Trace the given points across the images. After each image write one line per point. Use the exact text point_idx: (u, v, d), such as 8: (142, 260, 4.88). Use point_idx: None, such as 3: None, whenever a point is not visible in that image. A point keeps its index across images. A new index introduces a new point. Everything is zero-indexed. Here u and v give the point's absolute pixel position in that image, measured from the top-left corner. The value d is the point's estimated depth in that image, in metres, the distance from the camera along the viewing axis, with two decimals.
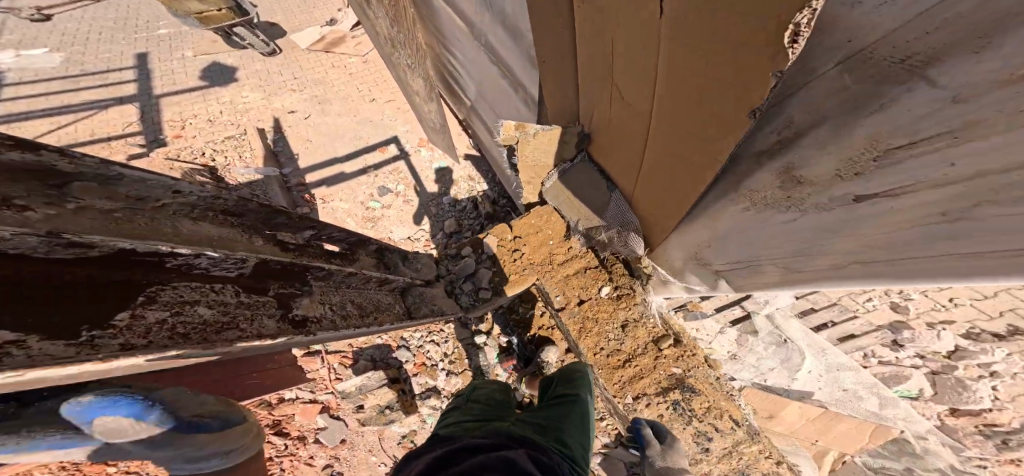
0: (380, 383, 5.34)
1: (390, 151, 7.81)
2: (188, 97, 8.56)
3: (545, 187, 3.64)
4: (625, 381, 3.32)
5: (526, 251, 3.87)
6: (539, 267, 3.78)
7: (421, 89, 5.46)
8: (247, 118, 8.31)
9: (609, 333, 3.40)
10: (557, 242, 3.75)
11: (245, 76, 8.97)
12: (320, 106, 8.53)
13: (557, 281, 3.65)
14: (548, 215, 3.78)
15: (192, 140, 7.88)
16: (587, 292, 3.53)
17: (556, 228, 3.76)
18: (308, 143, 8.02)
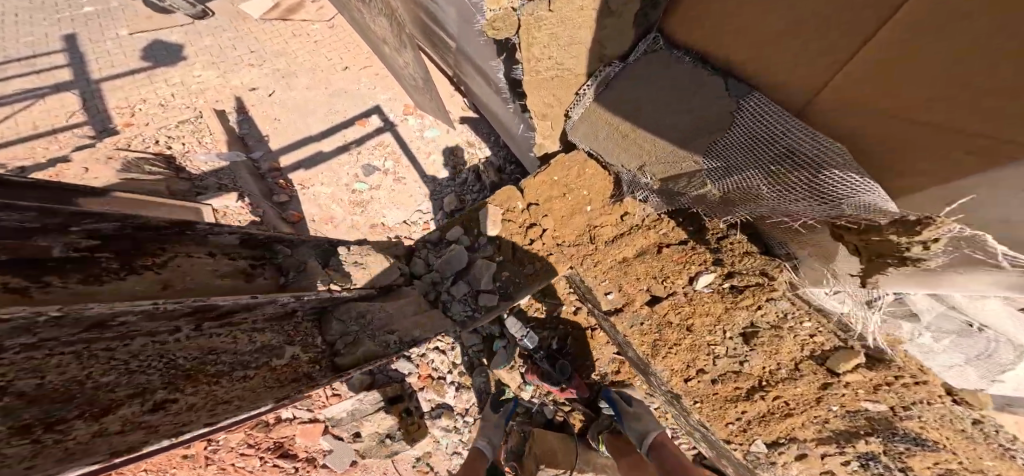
0: (376, 405, 3.56)
1: (370, 121, 5.18)
2: (134, 77, 5.38)
3: (573, 124, 2.85)
4: (745, 415, 2.45)
5: (566, 238, 3.01)
6: (587, 262, 2.88)
7: (388, 31, 3.80)
8: (206, 96, 5.28)
9: (719, 348, 2.51)
10: (599, 208, 2.94)
11: (193, 50, 5.61)
12: (282, 76, 5.46)
13: (625, 275, 2.76)
14: (583, 174, 3.00)
15: (154, 125, 4.99)
16: (666, 286, 2.66)
17: (600, 203, 2.96)
18: (274, 121, 5.21)
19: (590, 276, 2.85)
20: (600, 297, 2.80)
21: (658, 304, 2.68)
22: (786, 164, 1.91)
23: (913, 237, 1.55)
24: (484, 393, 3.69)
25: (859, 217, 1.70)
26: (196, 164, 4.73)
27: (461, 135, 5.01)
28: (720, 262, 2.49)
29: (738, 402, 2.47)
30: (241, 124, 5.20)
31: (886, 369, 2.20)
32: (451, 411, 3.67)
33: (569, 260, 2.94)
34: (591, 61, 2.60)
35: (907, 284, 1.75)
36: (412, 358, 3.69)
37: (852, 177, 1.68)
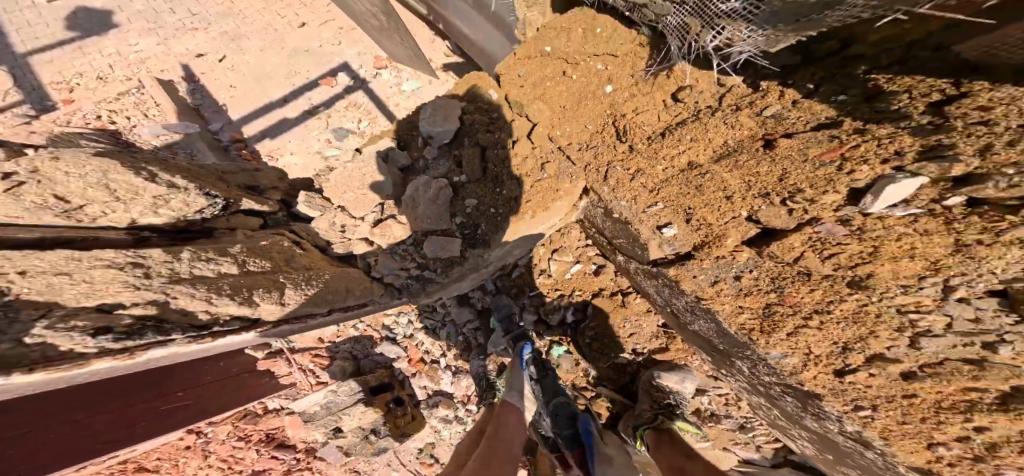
0: (356, 397, 2.30)
1: (338, 79, 2.82)
2: (66, 52, 2.90)
3: None
4: (984, 434, 0.99)
5: (583, 142, 1.61)
6: (619, 181, 1.50)
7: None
8: (150, 67, 2.88)
9: (930, 322, 0.96)
10: (635, 90, 1.40)
11: (123, 15, 3.01)
12: (228, 40, 2.94)
13: (698, 194, 1.27)
14: (591, 41, 1.52)
15: (97, 99, 2.78)
16: (768, 198, 1.11)
17: (627, 82, 1.43)
18: (228, 91, 2.86)
19: (626, 203, 1.48)
20: (663, 242, 1.44)
21: (797, 259, 1.13)
22: None
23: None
24: (483, 380, 2.34)
25: None
26: (145, 140, 2.58)
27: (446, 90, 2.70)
28: (950, 153, 0.78)
29: (972, 413, 0.98)
30: (193, 94, 2.85)
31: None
32: (450, 401, 2.35)
33: (582, 179, 1.66)
34: None
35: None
36: (396, 337, 2.36)
37: None
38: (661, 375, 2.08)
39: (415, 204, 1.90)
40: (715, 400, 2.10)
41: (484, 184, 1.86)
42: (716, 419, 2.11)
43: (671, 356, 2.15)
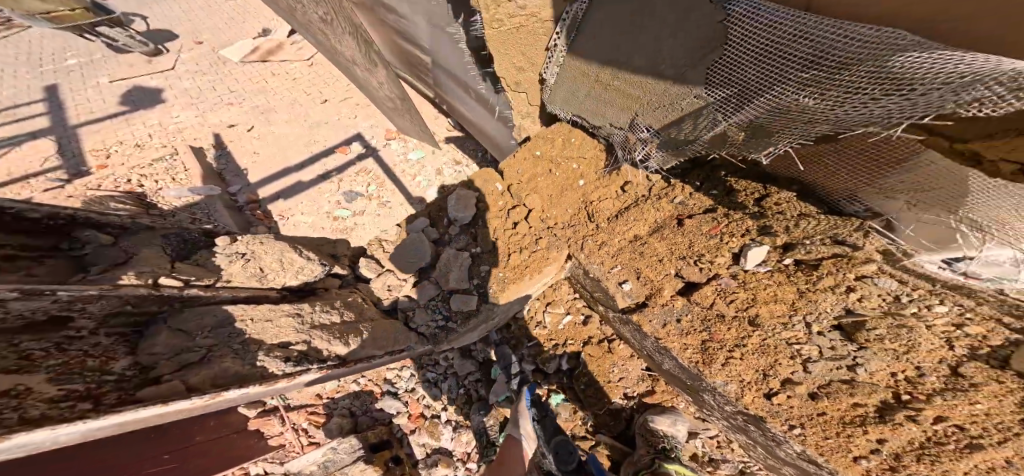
0: (355, 455, 1.95)
1: (352, 147, 3.21)
2: (115, 124, 3.47)
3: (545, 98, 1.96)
4: (887, 444, 1.10)
5: (561, 219, 1.89)
6: (591, 250, 1.75)
7: (355, 52, 2.12)
8: (185, 136, 3.36)
9: (808, 350, 1.24)
10: (593, 180, 1.82)
11: (172, 92, 3.70)
12: (258, 113, 3.50)
13: (641, 257, 1.60)
14: (567, 147, 1.92)
15: (131, 165, 3.17)
16: (691, 266, 1.47)
17: (595, 177, 1.83)
18: (252, 156, 3.23)
19: (594, 263, 1.70)
20: (619, 289, 1.60)
21: (710, 305, 1.42)
22: (821, 72, 0.93)
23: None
24: (482, 437, 2.06)
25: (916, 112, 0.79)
26: (167, 201, 2.85)
27: (446, 156, 2.98)
28: (772, 233, 1.28)
29: (867, 428, 1.12)
30: (218, 159, 3.24)
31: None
32: (448, 460, 2.02)
33: (566, 245, 1.83)
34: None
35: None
36: (397, 390, 2.15)
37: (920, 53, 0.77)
38: (653, 417, 1.82)
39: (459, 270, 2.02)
40: (708, 443, 1.83)
41: (495, 253, 2.01)
42: (712, 465, 1.80)
43: (658, 399, 1.91)
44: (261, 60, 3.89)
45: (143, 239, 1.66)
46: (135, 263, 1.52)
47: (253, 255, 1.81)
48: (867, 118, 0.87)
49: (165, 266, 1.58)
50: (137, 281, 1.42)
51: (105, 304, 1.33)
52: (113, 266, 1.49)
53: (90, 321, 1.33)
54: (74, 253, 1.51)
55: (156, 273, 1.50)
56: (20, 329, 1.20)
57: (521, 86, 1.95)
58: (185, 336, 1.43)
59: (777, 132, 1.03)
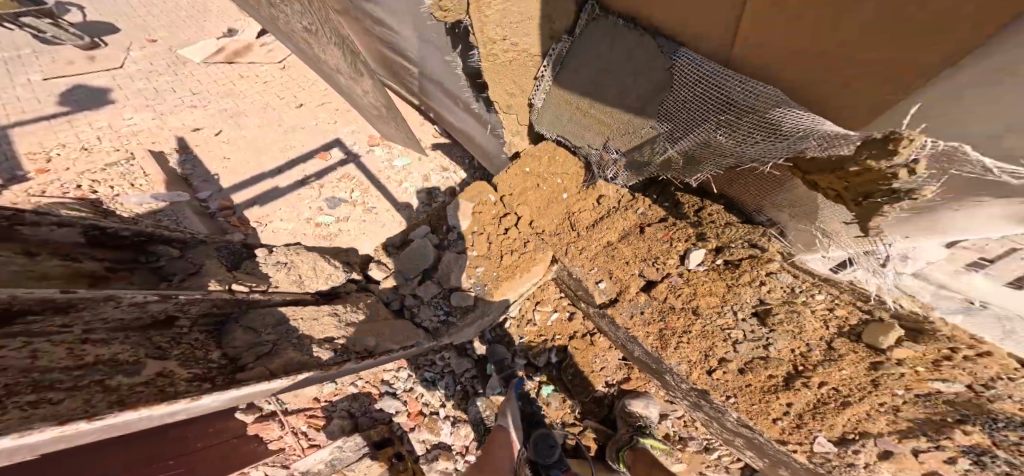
0: (360, 452, 2.13)
1: (332, 153, 3.40)
2: (54, 124, 3.47)
3: (534, 120, 2.22)
4: (793, 407, 1.53)
5: (543, 225, 2.21)
6: (574, 255, 2.07)
7: (339, 59, 2.39)
8: (141, 139, 3.40)
9: (735, 333, 1.66)
10: (574, 194, 2.14)
11: (123, 93, 3.75)
12: (227, 116, 3.62)
13: (614, 259, 1.96)
14: (553, 163, 2.21)
15: (79, 170, 3.15)
16: (654, 266, 1.84)
17: (577, 190, 2.14)
18: (222, 162, 3.33)
19: (576, 266, 2.04)
20: (597, 289, 1.96)
21: (670, 299, 1.80)
22: (731, 114, 1.32)
23: (887, 160, 0.90)
24: (480, 425, 2.28)
25: (795, 149, 1.16)
26: (127, 207, 2.92)
27: (434, 163, 3.24)
28: (707, 238, 1.71)
29: (778, 393, 1.56)
30: (183, 164, 3.32)
31: (935, 339, 1.34)
32: (449, 452, 2.24)
33: (550, 250, 2.16)
34: (542, 38, 1.95)
35: (912, 231, 1.14)
36: (396, 390, 2.34)
37: (786, 112, 1.17)
38: (630, 402, 2.18)
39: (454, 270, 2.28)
40: (677, 423, 2.21)
41: (490, 255, 2.30)
42: (682, 442, 2.18)
43: (633, 384, 2.29)
44: (227, 61, 4.08)
45: (203, 251, 1.95)
46: (207, 271, 1.82)
47: (292, 264, 2.06)
48: (761, 152, 1.27)
49: (231, 275, 1.86)
50: (222, 287, 1.71)
51: (205, 306, 1.62)
52: (189, 275, 1.80)
53: (189, 320, 1.63)
54: (155, 264, 1.83)
55: (229, 280, 1.82)
56: (150, 326, 1.51)
57: (512, 109, 2.27)
58: (254, 333, 1.71)
59: (706, 161, 1.47)
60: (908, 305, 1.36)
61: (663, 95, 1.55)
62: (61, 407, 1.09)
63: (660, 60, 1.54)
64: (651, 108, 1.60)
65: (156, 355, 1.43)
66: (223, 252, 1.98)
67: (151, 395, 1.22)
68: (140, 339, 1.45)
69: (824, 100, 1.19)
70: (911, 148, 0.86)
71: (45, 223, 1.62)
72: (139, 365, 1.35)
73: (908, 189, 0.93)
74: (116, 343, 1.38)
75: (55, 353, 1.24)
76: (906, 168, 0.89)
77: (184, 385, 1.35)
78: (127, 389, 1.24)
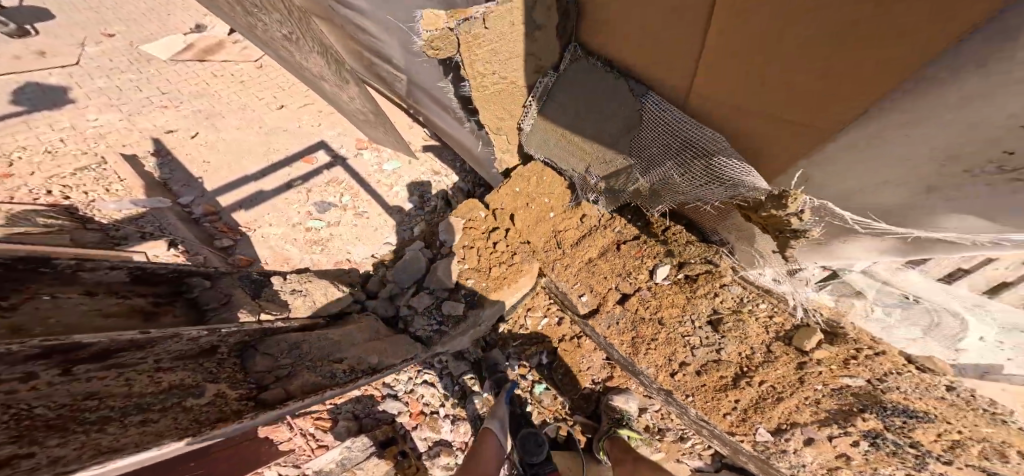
0: (366, 451, 2.26)
1: (317, 156, 3.52)
2: (14, 125, 3.40)
3: (523, 142, 2.38)
4: (739, 403, 1.90)
5: (529, 238, 2.43)
6: (561, 271, 2.32)
7: (323, 67, 2.56)
8: (109, 142, 3.40)
9: (693, 339, 2.02)
10: (561, 213, 2.41)
11: (83, 92, 3.74)
12: (203, 118, 3.68)
13: (593, 275, 2.26)
14: (540, 184, 2.43)
15: (48, 174, 3.07)
16: (626, 280, 2.19)
17: (563, 209, 2.41)
18: (202, 166, 3.42)
19: (563, 281, 2.31)
20: (581, 302, 2.26)
21: (647, 312, 2.12)
22: (687, 157, 1.59)
23: (784, 210, 1.24)
24: (478, 420, 2.48)
25: (739, 194, 1.42)
26: (106, 213, 2.86)
27: (425, 167, 3.43)
28: (672, 256, 2.09)
29: (728, 391, 1.92)
30: (161, 168, 3.36)
31: (845, 342, 1.81)
32: (450, 449, 2.38)
33: (536, 262, 2.38)
34: (527, 73, 2.07)
35: (815, 259, 1.57)
36: (398, 392, 2.44)
37: (730, 160, 1.44)
38: (613, 397, 2.45)
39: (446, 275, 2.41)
40: (655, 416, 2.47)
41: (478, 269, 2.43)
42: (661, 433, 2.45)
43: (617, 382, 2.53)
44: (198, 58, 4.16)
45: (230, 281, 2.11)
46: (237, 302, 2.00)
47: (305, 291, 2.26)
48: (711, 191, 1.54)
49: (258, 307, 1.99)
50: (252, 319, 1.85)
51: (239, 336, 1.77)
52: (221, 305, 1.96)
53: (227, 347, 1.77)
54: (190, 296, 1.97)
55: (257, 312, 1.93)
56: (201, 354, 1.66)
57: (502, 131, 2.37)
58: (272, 357, 1.85)
59: (666, 194, 1.75)
60: (826, 313, 1.85)
61: (632, 133, 1.80)
62: (160, 424, 1.32)
63: (630, 101, 1.78)
64: (622, 144, 1.85)
65: (211, 378, 1.61)
66: (246, 279, 2.08)
67: (213, 414, 1.45)
68: (196, 366, 1.62)
69: (756, 145, 1.50)
70: (796, 205, 1.20)
71: (100, 267, 1.69)
72: (202, 388, 1.54)
73: (802, 230, 1.26)
74: (181, 370, 1.56)
75: (140, 380, 1.42)
76: (797, 216, 1.23)
77: (236, 404, 1.57)
78: (198, 408, 1.45)
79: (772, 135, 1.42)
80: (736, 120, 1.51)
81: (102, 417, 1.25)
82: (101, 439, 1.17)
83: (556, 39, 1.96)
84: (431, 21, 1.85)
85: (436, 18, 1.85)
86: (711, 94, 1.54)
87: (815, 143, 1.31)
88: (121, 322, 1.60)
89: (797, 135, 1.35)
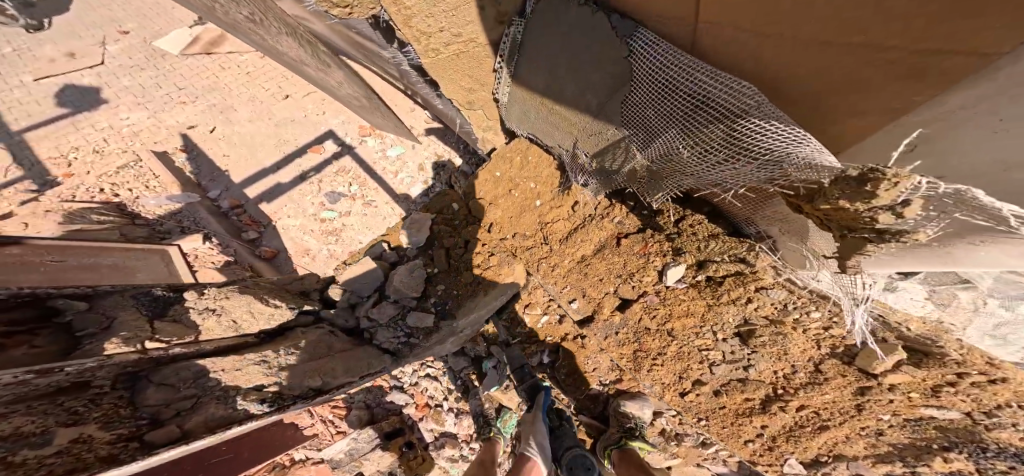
0: (373, 442, 2.11)
1: (326, 146, 2.96)
2: (59, 125, 3.06)
3: (502, 112, 1.92)
4: (767, 430, 1.66)
5: (511, 231, 2.07)
6: (546, 272, 1.98)
7: (298, 51, 1.91)
8: (143, 139, 3.02)
9: (713, 354, 1.63)
10: (549, 201, 1.95)
11: (111, 91, 3.19)
12: (217, 112, 3.09)
13: (586, 278, 1.87)
14: (525, 167, 2.02)
15: (98, 173, 2.85)
16: (625, 283, 1.76)
17: (551, 196, 1.95)
18: (223, 160, 2.98)
19: (552, 284, 1.97)
20: (569, 302, 1.94)
21: (660, 323, 1.71)
22: (700, 121, 1.13)
23: (867, 204, 0.83)
24: (480, 416, 2.12)
25: (791, 175, 0.97)
26: (150, 209, 2.70)
27: (428, 151, 2.81)
28: (687, 253, 1.57)
29: (753, 416, 1.64)
30: (192, 164, 2.97)
31: (941, 365, 1.22)
32: (455, 441, 2.11)
33: (518, 263, 2.04)
34: (487, 24, 1.59)
35: (897, 266, 0.98)
36: (404, 382, 2.16)
37: (769, 121, 0.97)
38: (624, 402, 1.92)
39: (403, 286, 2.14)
40: (671, 420, 1.92)
41: (448, 271, 2.20)
42: (677, 438, 1.91)
43: (627, 385, 1.95)
44: (204, 52, 3.33)
45: (119, 299, 1.62)
46: (121, 326, 1.52)
47: (222, 310, 1.78)
48: (739, 168, 1.09)
49: (146, 328, 1.55)
50: (129, 347, 1.44)
51: (111, 370, 1.40)
52: (100, 332, 1.48)
53: (103, 379, 1.40)
54: (60, 321, 1.47)
55: (141, 337, 1.49)
56: (58, 392, 1.29)
57: (475, 106, 1.97)
58: (170, 389, 1.49)
59: (668, 177, 1.32)
60: (915, 328, 1.23)
61: (621, 93, 1.34)
62: None
63: (618, 46, 1.28)
64: (610, 110, 1.40)
65: (70, 420, 1.24)
66: (142, 297, 1.69)
67: (63, 465, 1.10)
68: (48, 407, 1.24)
69: (791, 101, 1.04)
70: (895, 192, 0.78)
71: None
72: (49, 434, 1.16)
73: (897, 230, 0.87)
74: (19, 415, 1.16)
75: None
76: (892, 209, 0.82)
77: (105, 449, 1.23)
78: (36, 462, 1.08)
79: (816, 84, 0.96)
80: (769, 63, 1.02)
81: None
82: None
83: None
84: None
85: None
86: (726, 23, 1.05)
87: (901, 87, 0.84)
88: None
89: (855, 80, 0.89)
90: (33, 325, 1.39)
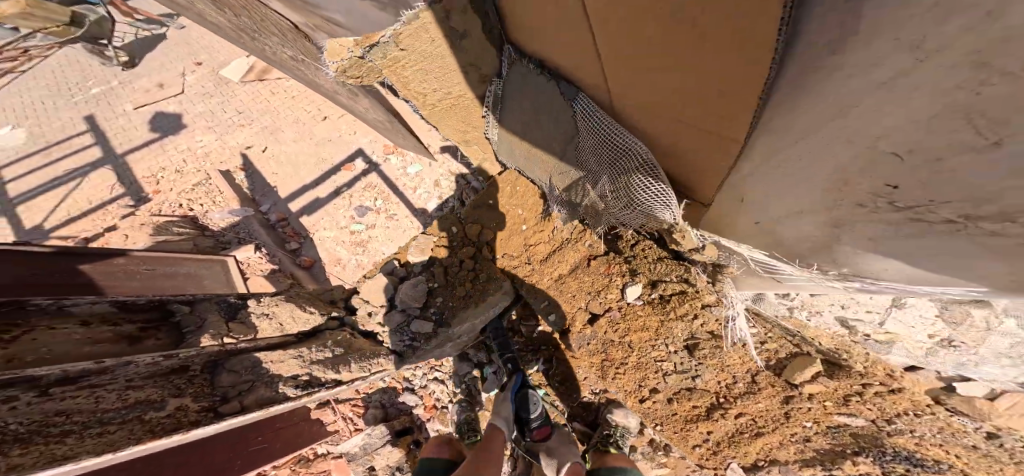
0: (384, 438, 2.37)
1: (356, 164, 3.37)
2: (151, 149, 3.63)
3: (494, 146, 2.22)
4: (712, 436, 1.82)
5: (504, 252, 2.37)
6: (529, 291, 2.26)
7: (335, 85, 2.34)
8: (212, 159, 3.53)
9: (666, 365, 1.84)
10: (533, 225, 2.24)
11: (188, 117, 3.75)
12: (268, 133, 3.58)
13: (562, 294, 2.14)
14: (514, 195, 2.34)
15: (179, 190, 3.38)
16: (594, 301, 2.01)
17: (536, 223, 2.23)
18: (272, 176, 3.45)
19: (535, 299, 2.24)
20: (547, 313, 2.20)
21: (621, 334, 1.95)
22: (615, 176, 1.49)
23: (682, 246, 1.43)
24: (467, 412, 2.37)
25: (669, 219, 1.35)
26: (216, 222, 3.19)
27: (443, 169, 3.11)
28: (641, 275, 1.83)
29: (699, 422, 1.82)
30: (250, 181, 3.45)
31: (848, 376, 1.48)
32: None
33: (505, 279, 2.32)
34: (472, 83, 1.92)
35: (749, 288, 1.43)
36: (413, 385, 2.48)
37: (651, 179, 1.35)
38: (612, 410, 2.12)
39: (407, 297, 2.47)
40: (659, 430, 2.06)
41: (447, 287, 2.51)
42: (665, 447, 2.08)
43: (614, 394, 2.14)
44: (257, 79, 3.87)
45: (209, 304, 2.08)
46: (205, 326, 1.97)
47: (273, 314, 2.15)
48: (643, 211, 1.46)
49: (224, 326, 1.96)
50: (216, 342, 1.86)
51: (204, 357, 1.85)
52: (198, 329, 1.96)
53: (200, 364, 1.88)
54: (173, 320, 1.99)
55: (222, 334, 1.90)
56: (171, 372, 1.76)
57: (471, 142, 2.31)
58: (236, 374, 1.90)
59: (604, 214, 1.67)
60: (826, 343, 1.48)
61: (570, 145, 1.65)
62: (118, 435, 1.41)
63: (563, 111, 1.62)
64: (564, 158, 1.71)
65: (176, 393, 1.71)
66: (223, 303, 2.12)
67: (171, 424, 1.55)
68: (166, 382, 1.72)
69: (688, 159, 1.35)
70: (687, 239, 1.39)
71: (79, 301, 1.65)
72: (165, 401, 1.63)
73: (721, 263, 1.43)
74: (150, 386, 1.65)
75: (110, 397, 1.51)
76: (699, 251, 1.41)
77: (195, 415, 1.67)
78: (157, 420, 1.55)
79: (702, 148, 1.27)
80: (751, 80, 1.03)
81: (64, 430, 1.35)
82: (58, 448, 1.27)
83: (489, 42, 1.79)
84: (337, 51, 1.79)
85: (340, 48, 1.77)
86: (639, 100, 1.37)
87: (767, 142, 1.07)
88: (106, 346, 1.66)
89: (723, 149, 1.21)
90: (158, 323, 1.91)
